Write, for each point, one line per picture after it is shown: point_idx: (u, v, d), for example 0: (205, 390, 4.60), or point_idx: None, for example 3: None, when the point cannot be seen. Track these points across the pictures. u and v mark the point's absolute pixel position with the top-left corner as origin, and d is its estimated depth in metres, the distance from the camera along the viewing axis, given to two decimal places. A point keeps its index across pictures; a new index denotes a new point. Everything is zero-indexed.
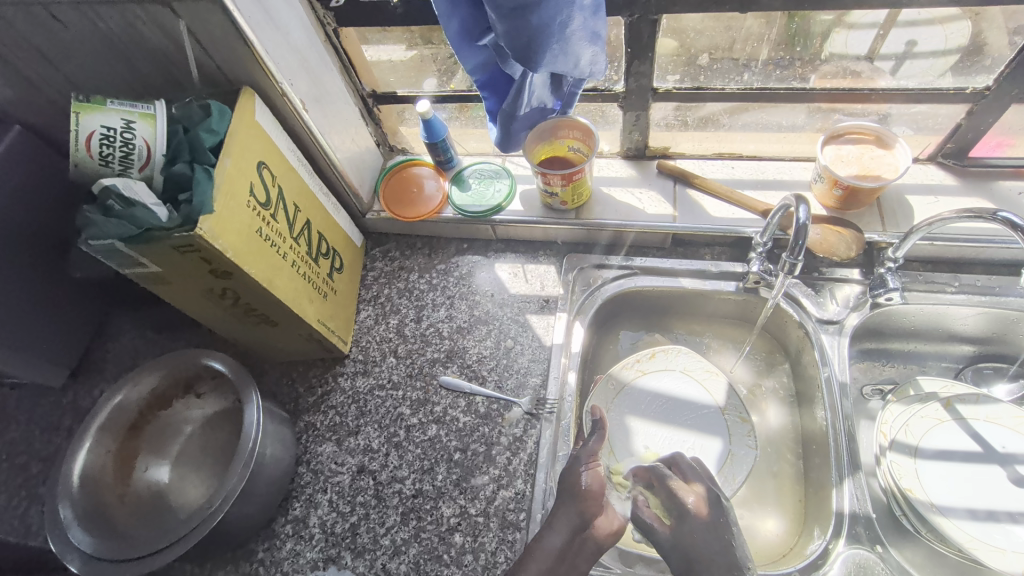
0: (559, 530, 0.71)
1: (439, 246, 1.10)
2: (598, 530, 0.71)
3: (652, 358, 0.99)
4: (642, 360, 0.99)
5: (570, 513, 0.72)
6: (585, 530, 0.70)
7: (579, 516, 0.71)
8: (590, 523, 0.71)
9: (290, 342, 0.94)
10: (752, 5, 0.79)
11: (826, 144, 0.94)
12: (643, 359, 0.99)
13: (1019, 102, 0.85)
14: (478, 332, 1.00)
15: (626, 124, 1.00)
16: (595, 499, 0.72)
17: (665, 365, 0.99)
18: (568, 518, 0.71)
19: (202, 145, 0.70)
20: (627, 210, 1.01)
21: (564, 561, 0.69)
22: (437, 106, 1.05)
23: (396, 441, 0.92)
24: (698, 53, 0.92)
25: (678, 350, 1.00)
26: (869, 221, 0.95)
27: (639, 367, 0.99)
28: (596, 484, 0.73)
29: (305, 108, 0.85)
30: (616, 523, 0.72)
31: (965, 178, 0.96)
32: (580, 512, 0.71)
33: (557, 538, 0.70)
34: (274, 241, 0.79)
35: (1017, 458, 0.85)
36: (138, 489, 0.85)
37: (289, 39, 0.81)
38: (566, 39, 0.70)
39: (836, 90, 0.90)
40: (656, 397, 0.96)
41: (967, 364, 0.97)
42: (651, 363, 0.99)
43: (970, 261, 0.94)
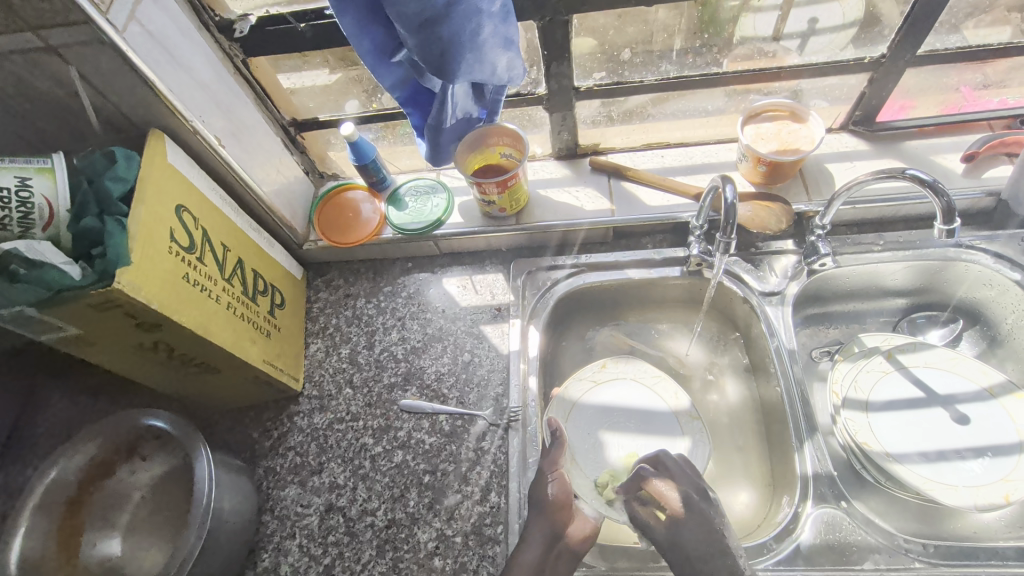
0: (532, 545, 0.70)
1: (384, 268, 1.08)
2: (571, 536, 0.71)
3: (603, 369, 0.96)
4: (594, 371, 0.96)
5: (543, 525, 0.71)
6: (560, 540, 0.71)
7: (554, 525, 0.71)
8: (561, 533, 0.71)
9: (238, 388, 0.90)
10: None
11: (746, 124, 0.97)
12: (597, 370, 0.96)
13: (914, 67, 0.91)
14: (434, 350, 0.98)
15: (554, 125, 1.01)
16: (564, 509, 0.73)
17: (617, 375, 0.96)
18: (540, 532, 0.71)
19: (110, 195, 0.66)
20: (567, 209, 1.02)
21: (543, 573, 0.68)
22: (362, 127, 1.04)
23: (362, 473, 0.89)
24: (619, 49, 0.93)
25: (627, 359, 0.97)
26: (795, 194, 0.99)
27: (595, 376, 0.96)
28: (563, 494, 0.74)
29: (220, 144, 0.82)
30: (587, 528, 0.72)
31: (876, 142, 1.01)
32: (551, 524, 0.72)
33: (532, 553, 0.69)
34: (205, 285, 0.76)
35: (956, 398, 0.90)
36: (89, 567, 0.80)
37: (194, 75, 0.78)
38: (479, 48, 0.69)
39: (748, 71, 0.93)
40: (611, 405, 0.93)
41: (902, 317, 1.02)
42: (603, 373, 0.96)
43: (891, 219, 1.00)
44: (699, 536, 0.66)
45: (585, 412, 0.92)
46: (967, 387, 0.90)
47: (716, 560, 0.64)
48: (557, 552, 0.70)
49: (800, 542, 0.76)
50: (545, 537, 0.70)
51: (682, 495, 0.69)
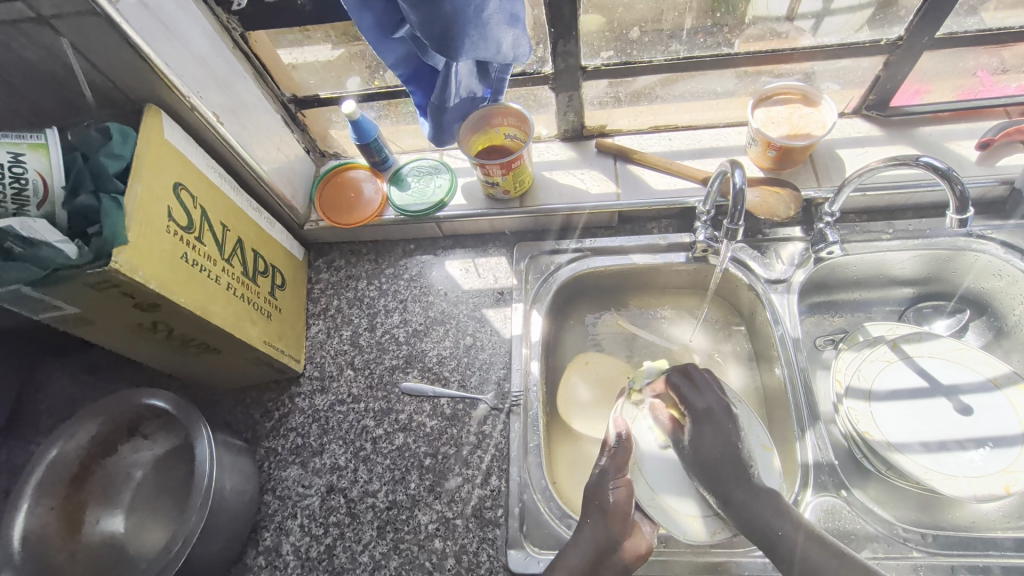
0: (582, 549, 0.70)
1: (386, 249, 1.07)
2: (625, 552, 0.71)
3: (665, 370, 0.92)
4: (645, 366, 0.92)
5: (598, 532, 0.71)
6: (615, 552, 0.70)
7: (612, 532, 0.71)
8: (619, 543, 0.71)
9: (238, 368, 0.89)
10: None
11: (756, 107, 0.95)
12: (645, 363, 0.93)
13: (931, 49, 0.88)
14: (436, 333, 0.97)
15: (560, 105, 0.99)
16: (623, 519, 0.72)
17: None
18: (593, 536, 0.71)
19: (105, 172, 0.65)
20: (572, 192, 1.00)
21: None
22: (364, 105, 1.01)
23: (363, 455, 0.89)
24: (626, 28, 0.90)
25: None
26: (805, 179, 0.97)
27: (660, 377, 0.91)
28: (624, 502, 0.74)
29: (218, 120, 0.80)
30: (642, 547, 0.72)
31: (889, 127, 0.99)
32: (608, 529, 0.71)
33: (582, 556, 0.69)
34: (204, 265, 0.75)
35: (960, 389, 0.90)
36: (91, 544, 0.80)
37: (192, 49, 0.76)
38: (483, 25, 0.67)
39: (759, 53, 0.91)
40: (663, 406, 0.89)
41: (908, 307, 1.01)
42: None
43: (901, 207, 0.98)
44: (718, 441, 0.78)
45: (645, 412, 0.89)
46: (972, 378, 0.90)
47: (727, 462, 0.77)
48: (608, 555, 0.70)
49: None
50: (597, 542, 0.70)
51: (704, 405, 0.81)
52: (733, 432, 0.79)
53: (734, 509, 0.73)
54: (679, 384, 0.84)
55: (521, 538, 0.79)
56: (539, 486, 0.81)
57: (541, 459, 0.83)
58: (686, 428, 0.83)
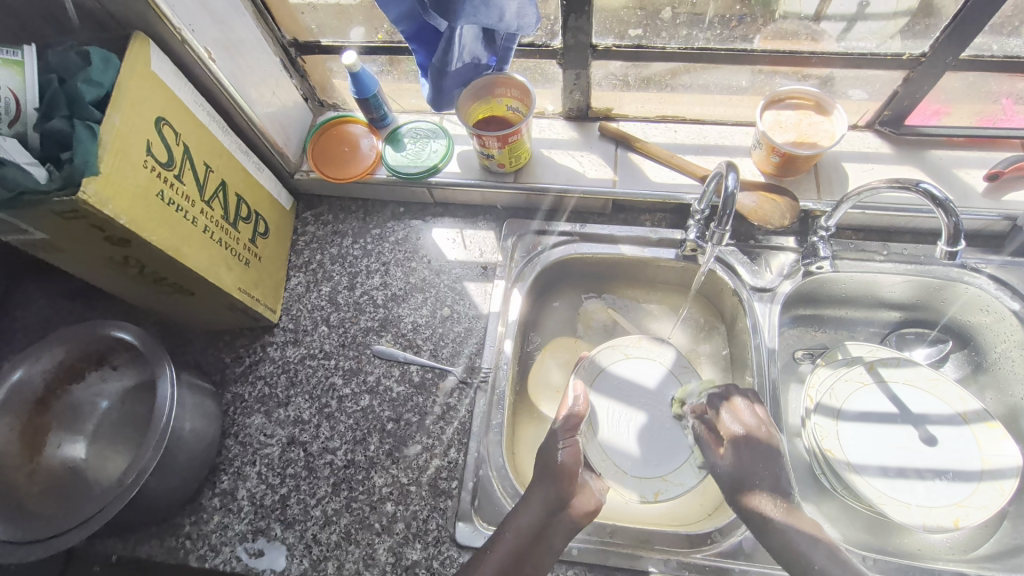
0: (533, 506, 0.68)
1: (375, 209, 1.06)
2: (576, 509, 0.69)
3: (637, 345, 0.95)
4: (628, 345, 0.95)
5: (546, 491, 0.69)
6: (563, 508, 0.69)
7: (565, 482, 0.69)
8: (568, 504, 0.69)
9: (211, 311, 0.89)
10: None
11: (766, 109, 0.91)
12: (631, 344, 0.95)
13: (954, 70, 0.84)
14: (414, 300, 0.97)
15: (566, 83, 0.95)
16: (571, 477, 0.70)
17: (646, 355, 0.94)
18: (544, 497, 0.69)
19: (81, 98, 0.63)
20: (568, 173, 0.98)
21: (542, 536, 0.67)
22: (366, 58, 0.98)
23: (327, 412, 0.89)
24: (658, 7, 0.87)
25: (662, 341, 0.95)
26: (805, 190, 0.94)
27: (627, 350, 0.95)
28: (573, 461, 0.71)
29: (210, 57, 0.78)
30: (592, 503, 0.70)
31: (901, 146, 0.95)
32: (557, 489, 0.69)
33: (533, 516, 0.68)
34: (181, 205, 0.73)
35: (928, 418, 0.89)
36: (50, 466, 0.81)
37: None
38: None
39: (779, 53, 0.87)
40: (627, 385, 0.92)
41: (892, 330, 1.00)
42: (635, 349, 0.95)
43: (900, 230, 0.96)
44: (759, 466, 0.68)
45: (604, 384, 0.92)
46: (941, 409, 0.90)
47: (770, 487, 0.66)
48: (554, 498, 0.68)
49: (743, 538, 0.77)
50: (546, 502, 0.68)
51: (742, 430, 0.71)
52: (777, 457, 0.69)
53: (775, 541, 0.64)
54: (717, 403, 0.76)
55: (471, 512, 0.80)
56: (495, 464, 0.82)
57: (501, 438, 0.84)
58: (719, 448, 0.72)
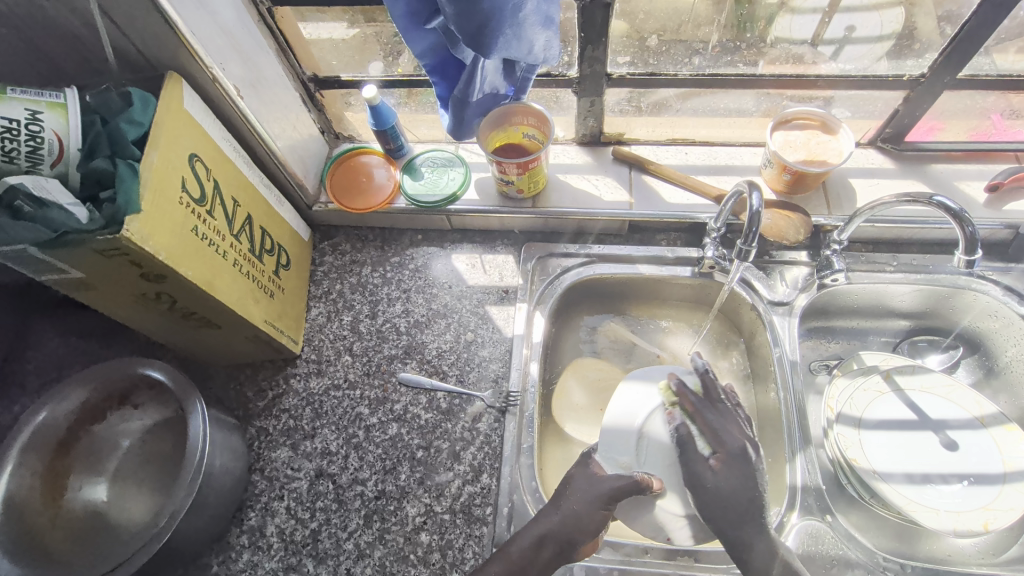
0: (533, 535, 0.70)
1: (392, 238, 1.07)
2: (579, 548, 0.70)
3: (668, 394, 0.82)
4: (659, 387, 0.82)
5: (551, 525, 0.70)
6: (567, 546, 0.69)
7: (566, 529, 0.69)
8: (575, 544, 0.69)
9: (236, 345, 0.88)
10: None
11: (775, 130, 0.94)
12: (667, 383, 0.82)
13: (950, 90, 0.89)
14: (437, 326, 0.97)
15: (581, 110, 0.98)
16: (591, 525, 0.69)
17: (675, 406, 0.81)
18: (548, 527, 0.70)
19: (123, 138, 0.64)
20: (584, 197, 1.00)
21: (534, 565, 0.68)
22: (384, 91, 1.00)
23: (355, 442, 0.88)
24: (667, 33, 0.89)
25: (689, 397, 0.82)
26: (815, 206, 0.97)
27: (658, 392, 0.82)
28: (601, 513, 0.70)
29: (238, 94, 0.79)
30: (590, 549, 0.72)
31: (902, 162, 0.99)
32: (564, 523, 0.70)
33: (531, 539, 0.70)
34: (213, 240, 0.74)
35: (947, 424, 0.91)
36: (72, 510, 0.79)
37: (218, 19, 0.74)
38: (519, 25, 0.65)
39: (784, 77, 0.91)
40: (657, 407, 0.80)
41: (903, 339, 1.03)
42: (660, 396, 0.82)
43: (906, 242, 0.99)
44: (739, 484, 0.68)
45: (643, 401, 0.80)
46: (959, 414, 0.92)
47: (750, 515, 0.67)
48: (554, 541, 0.69)
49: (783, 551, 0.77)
50: (548, 532, 0.69)
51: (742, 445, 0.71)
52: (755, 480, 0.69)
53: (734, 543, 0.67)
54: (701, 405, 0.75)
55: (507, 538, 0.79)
56: (528, 488, 0.82)
57: (532, 461, 0.83)
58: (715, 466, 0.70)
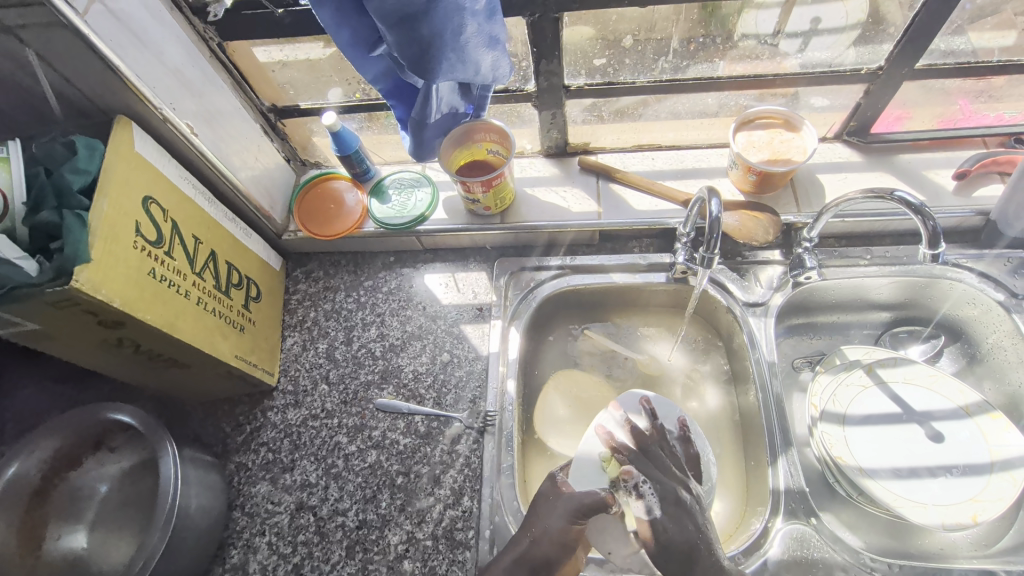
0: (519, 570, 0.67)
1: (365, 261, 1.06)
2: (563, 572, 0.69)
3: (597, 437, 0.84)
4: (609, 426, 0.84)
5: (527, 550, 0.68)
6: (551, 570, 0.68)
7: (547, 557, 0.68)
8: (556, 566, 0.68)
9: (210, 381, 0.88)
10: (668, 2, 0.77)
11: (737, 131, 0.93)
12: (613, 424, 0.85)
13: (910, 80, 0.88)
14: (413, 349, 0.96)
15: (543, 122, 0.97)
16: (565, 546, 0.68)
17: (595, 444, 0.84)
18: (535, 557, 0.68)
19: (69, 188, 0.63)
20: (553, 210, 0.99)
21: None
22: (345, 116, 1.00)
23: (335, 472, 0.88)
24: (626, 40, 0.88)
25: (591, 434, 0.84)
26: (785, 204, 0.96)
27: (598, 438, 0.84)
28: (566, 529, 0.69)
29: (192, 132, 0.79)
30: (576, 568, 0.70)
31: (869, 154, 0.99)
32: (546, 554, 0.68)
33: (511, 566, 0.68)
34: (173, 280, 0.73)
35: (932, 415, 0.91)
36: (51, 561, 0.79)
37: (165, 59, 0.74)
38: (461, 48, 0.65)
39: (743, 77, 0.90)
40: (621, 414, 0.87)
41: (884, 331, 1.02)
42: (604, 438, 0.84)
43: (879, 234, 0.98)
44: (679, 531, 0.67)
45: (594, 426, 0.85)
46: (943, 405, 0.91)
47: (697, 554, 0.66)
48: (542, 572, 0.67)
49: (768, 558, 0.76)
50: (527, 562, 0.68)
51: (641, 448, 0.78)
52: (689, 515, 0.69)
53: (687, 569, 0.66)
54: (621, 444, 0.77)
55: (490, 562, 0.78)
56: (511, 508, 0.80)
57: (513, 480, 0.82)
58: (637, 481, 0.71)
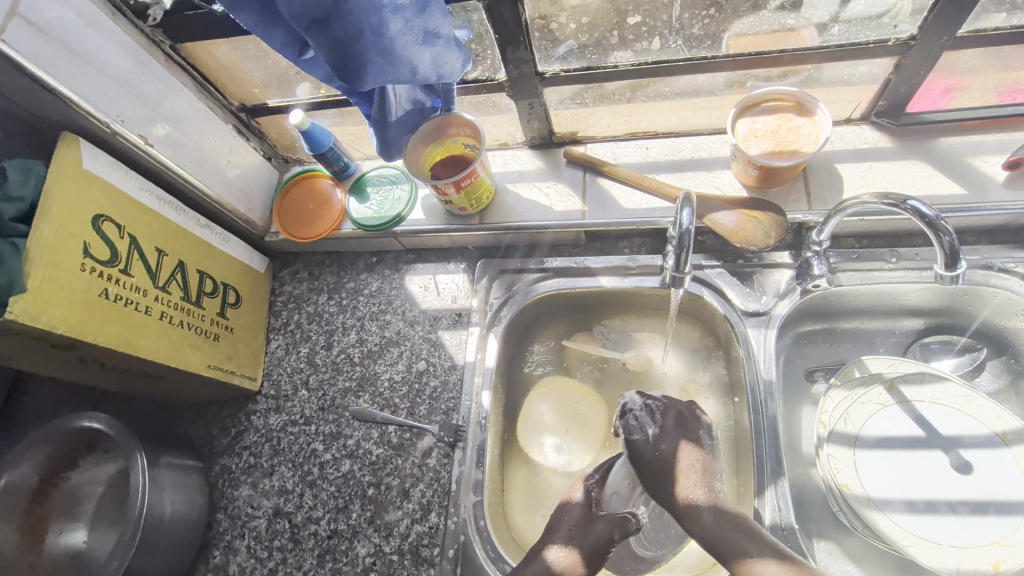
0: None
1: (348, 261, 1.03)
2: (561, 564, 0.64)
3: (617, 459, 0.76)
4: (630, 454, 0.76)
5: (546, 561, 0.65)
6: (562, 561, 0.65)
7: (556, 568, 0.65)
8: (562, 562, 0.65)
9: (189, 388, 0.89)
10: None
11: (739, 117, 0.82)
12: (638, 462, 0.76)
13: (951, 49, 0.73)
14: (390, 356, 0.94)
15: (521, 113, 0.89)
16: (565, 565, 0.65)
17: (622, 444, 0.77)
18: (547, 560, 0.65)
19: (1, 217, 0.63)
20: (535, 208, 0.92)
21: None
22: (317, 113, 0.95)
23: (310, 480, 0.88)
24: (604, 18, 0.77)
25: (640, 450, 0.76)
26: (794, 199, 0.85)
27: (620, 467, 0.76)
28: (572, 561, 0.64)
29: (147, 143, 0.77)
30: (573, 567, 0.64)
31: (902, 138, 0.85)
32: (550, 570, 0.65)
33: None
34: (131, 298, 0.73)
35: (961, 442, 0.80)
36: (51, 555, 0.83)
37: (106, 70, 0.72)
38: (390, 50, 0.59)
39: (743, 56, 0.78)
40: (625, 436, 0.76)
41: (914, 340, 0.89)
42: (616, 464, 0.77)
43: (910, 232, 0.85)
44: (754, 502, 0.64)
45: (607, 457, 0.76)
46: (976, 431, 0.80)
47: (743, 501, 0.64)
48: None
49: None
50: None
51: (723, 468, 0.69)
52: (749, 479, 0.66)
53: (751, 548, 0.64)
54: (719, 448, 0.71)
55: None
56: (477, 527, 0.78)
57: (481, 498, 0.80)
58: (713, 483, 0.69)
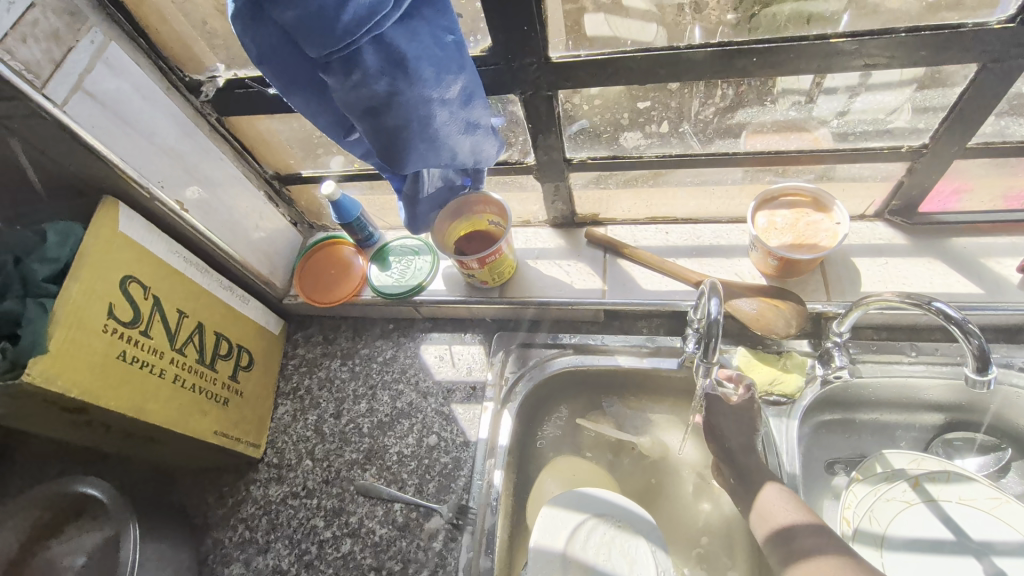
0: None
1: (363, 327, 1.03)
2: None
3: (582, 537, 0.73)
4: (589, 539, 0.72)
5: None
6: None
7: None
8: None
9: (191, 454, 0.86)
10: (674, 77, 0.70)
11: (759, 209, 0.85)
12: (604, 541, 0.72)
13: (962, 157, 0.77)
14: (400, 428, 0.91)
15: (547, 194, 0.92)
16: None
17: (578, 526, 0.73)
18: None
19: (35, 278, 0.64)
20: (556, 285, 0.94)
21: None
22: (347, 183, 0.98)
23: (307, 560, 0.83)
24: None
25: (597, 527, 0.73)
26: (812, 290, 0.86)
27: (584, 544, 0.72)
28: None
29: (183, 208, 0.79)
30: None
31: (916, 236, 0.88)
32: None
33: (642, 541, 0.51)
34: (147, 361, 0.72)
35: (993, 547, 0.76)
36: None
37: (154, 139, 0.74)
38: (434, 137, 0.62)
39: (764, 153, 0.81)
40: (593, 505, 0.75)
41: (935, 436, 0.87)
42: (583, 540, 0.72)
43: (927, 327, 0.86)
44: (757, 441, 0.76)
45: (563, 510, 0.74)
46: (1008, 536, 0.77)
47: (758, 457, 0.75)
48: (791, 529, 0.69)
49: None
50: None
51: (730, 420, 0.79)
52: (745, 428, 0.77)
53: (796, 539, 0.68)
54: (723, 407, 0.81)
55: None
56: None
57: None
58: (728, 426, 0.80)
